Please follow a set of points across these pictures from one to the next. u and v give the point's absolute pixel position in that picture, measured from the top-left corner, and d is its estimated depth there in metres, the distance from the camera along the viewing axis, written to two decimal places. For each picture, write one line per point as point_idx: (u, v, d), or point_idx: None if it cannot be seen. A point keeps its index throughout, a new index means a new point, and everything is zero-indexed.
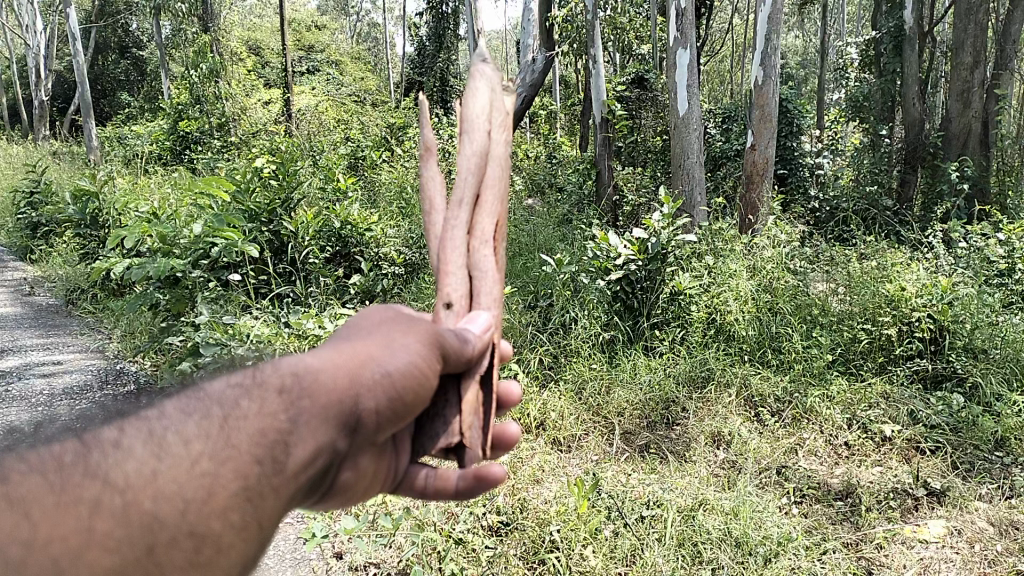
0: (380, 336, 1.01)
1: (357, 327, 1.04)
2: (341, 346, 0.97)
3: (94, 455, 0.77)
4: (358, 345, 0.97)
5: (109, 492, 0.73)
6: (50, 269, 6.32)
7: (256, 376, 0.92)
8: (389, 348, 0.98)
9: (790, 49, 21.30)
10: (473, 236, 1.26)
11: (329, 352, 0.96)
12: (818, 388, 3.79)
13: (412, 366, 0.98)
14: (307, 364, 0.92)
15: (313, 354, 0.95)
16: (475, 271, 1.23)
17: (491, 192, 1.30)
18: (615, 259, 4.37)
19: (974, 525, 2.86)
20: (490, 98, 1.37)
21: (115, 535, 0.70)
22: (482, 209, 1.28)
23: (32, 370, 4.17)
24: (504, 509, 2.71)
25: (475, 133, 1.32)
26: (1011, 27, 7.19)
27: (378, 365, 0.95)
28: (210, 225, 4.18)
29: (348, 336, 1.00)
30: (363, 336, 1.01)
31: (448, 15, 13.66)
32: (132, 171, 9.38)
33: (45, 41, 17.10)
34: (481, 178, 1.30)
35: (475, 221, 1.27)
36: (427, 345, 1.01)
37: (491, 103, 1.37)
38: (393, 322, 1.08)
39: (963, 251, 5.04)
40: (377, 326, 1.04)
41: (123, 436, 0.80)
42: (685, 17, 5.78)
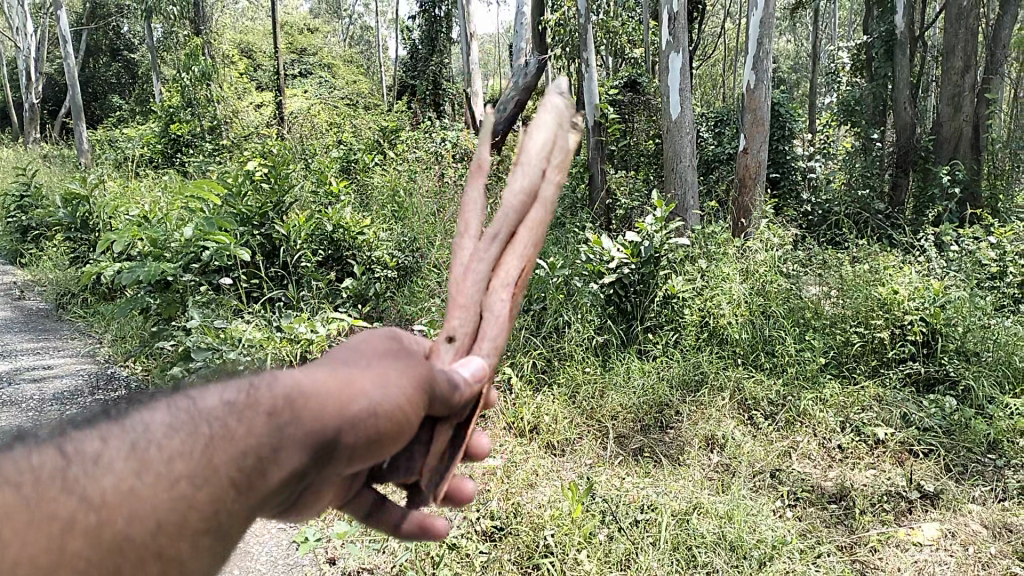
0: (374, 358, 0.80)
1: (357, 340, 0.84)
2: (331, 365, 0.76)
3: (64, 468, 0.61)
4: (352, 366, 0.77)
5: (84, 508, 0.58)
6: (40, 274, 6.27)
7: (240, 386, 0.73)
8: (384, 374, 0.78)
9: (781, 53, 21.44)
10: (495, 274, 1.03)
11: (320, 369, 0.75)
12: (811, 391, 3.79)
13: (404, 401, 0.77)
14: (295, 379, 0.71)
15: (303, 368, 0.75)
16: (488, 310, 1.00)
17: (528, 234, 1.06)
18: (607, 262, 4.36)
19: (968, 527, 2.88)
20: (556, 143, 1.18)
21: (84, 560, 0.55)
22: (515, 247, 1.05)
23: (21, 375, 4.13)
24: (498, 514, 2.69)
25: (530, 172, 1.12)
26: (1001, 32, 7.25)
27: (369, 393, 0.74)
28: (200, 229, 4.13)
29: (345, 356, 0.80)
30: (357, 355, 0.80)
31: (441, 18, 13.66)
32: (123, 174, 9.33)
33: (36, 44, 16.96)
34: (522, 215, 1.08)
35: (501, 259, 1.05)
36: (417, 377, 0.80)
37: (557, 146, 1.18)
38: (395, 342, 0.86)
39: (954, 254, 5.08)
40: (372, 344, 0.83)
41: (101, 446, 0.63)
42: (677, 21, 5.84)
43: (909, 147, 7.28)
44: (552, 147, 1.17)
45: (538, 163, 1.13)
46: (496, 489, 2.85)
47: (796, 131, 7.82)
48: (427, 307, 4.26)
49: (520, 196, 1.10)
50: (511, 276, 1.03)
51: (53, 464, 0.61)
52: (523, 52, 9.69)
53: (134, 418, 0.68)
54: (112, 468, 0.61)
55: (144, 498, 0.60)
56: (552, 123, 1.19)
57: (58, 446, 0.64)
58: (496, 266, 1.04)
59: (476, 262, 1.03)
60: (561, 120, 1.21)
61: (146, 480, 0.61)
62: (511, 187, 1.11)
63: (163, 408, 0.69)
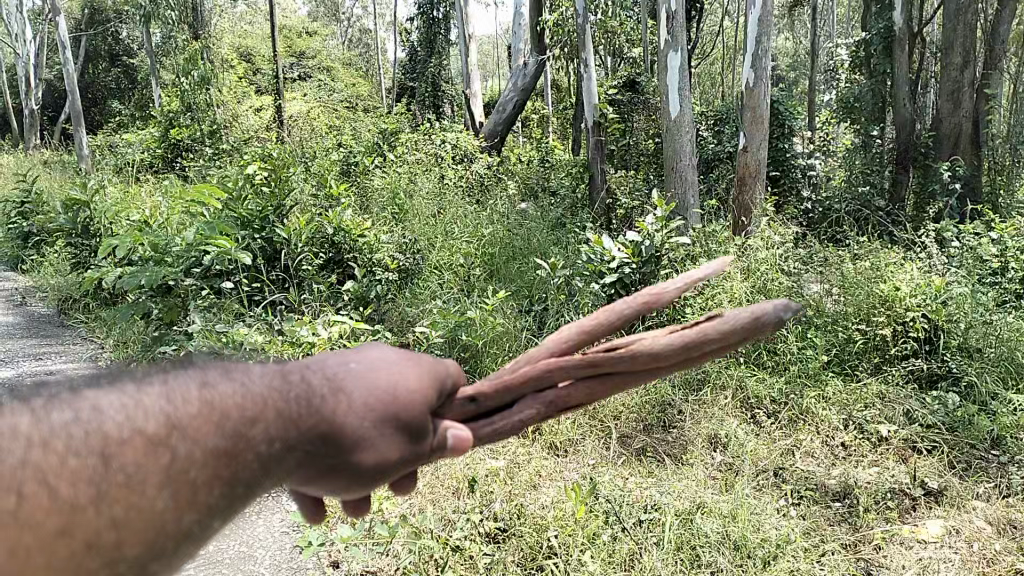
0: (411, 402, 0.65)
1: (415, 364, 0.68)
2: (368, 405, 0.63)
3: (91, 459, 0.47)
4: (383, 419, 0.63)
5: (107, 524, 0.46)
6: (42, 280, 6.28)
7: (282, 385, 0.59)
8: (404, 441, 0.65)
9: (778, 50, 21.41)
10: (550, 383, 0.79)
11: (351, 410, 0.62)
12: (813, 388, 3.80)
13: (389, 478, 0.66)
14: (334, 419, 0.60)
15: (343, 398, 0.61)
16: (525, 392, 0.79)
17: (609, 388, 0.79)
18: (608, 262, 4.31)
19: (973, 524, 2.87)
20: (757, 337, 0.74)
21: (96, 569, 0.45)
22: (592, 389, 0.79)
23: (24, 380, 4.18)
24: (502, 515, 2.70)
25: (674, 345, 0.74)
26: (1000, 28, 7.23)
27: (370, 461, 0.63)
28: (202, 233, 4.19)
29: (390, 388, 0.64)
30: (404, 395, 0.65)
31: (439, 20, 13.63)
32: (124, 179, 9.34)
33: (36, 51, 16.95)
34: (625, 368, 0.77)
35: (567, 381, 0.79)
36: (416, 447, 0.67)
37: (745, 340, 0.74)
38: (438, 378, 0.71)
39: (955, 250, 5.08)
40: (424, 382, 0.68)
41: (143, 439, 0.49)
42: (675, 20, 5.83)
43: (909, 144, 7.28)
44: (743, 336, 0.73)
45: (695, 340, 0.73)
46: (500, 489, 2.86)
47: (796, 129, 7.78)
48: (428, 309, 4.27)
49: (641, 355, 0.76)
50: (559, 397, 0.79)
51: (78, 434, 0.48)
52: (521, 53, 9.71)
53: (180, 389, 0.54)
54: (144, 478, 0.48)
55: (168, 521, 0.49)
56: (767, 313, 0.72)
57: (83, 405, 0.50)
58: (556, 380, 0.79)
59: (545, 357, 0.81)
60: (780, 316, 0.73)
61: (175, 500, 0.50)
62: (653, 333, 0.78)
63: (214, 394, 0.55)
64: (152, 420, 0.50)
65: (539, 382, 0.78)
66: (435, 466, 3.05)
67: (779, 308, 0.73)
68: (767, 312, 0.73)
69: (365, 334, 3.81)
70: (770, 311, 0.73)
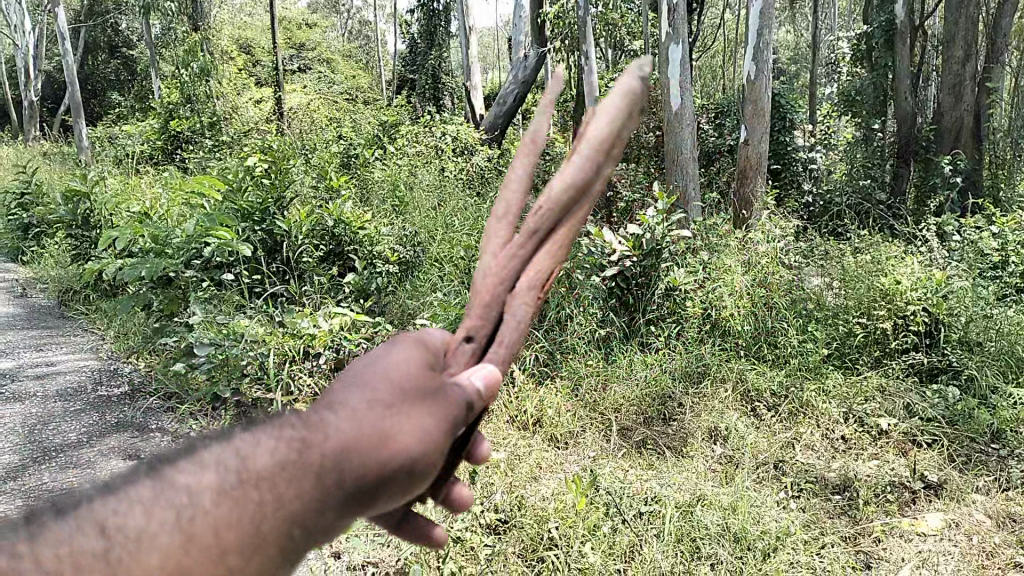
0: (407, 372, 0.60)
1: (394, 347, 0.63)
2: (369, 386, 0.56)
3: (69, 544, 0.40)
4: (393, 396, 0.56)
5: None
6: (42, 272, 6.28)
7: (272, 422, 0.53)
8: (428, 413, 0.58)
9: (779, 43, 21.34)
10: (515, 278, 0.78)
11: (356, 395, 0.55)
12: (813, 382, 3.81)
13: (446, 450, 0.58)
14: (346, 417, 0.53)
15: (341, 402, 0.54)
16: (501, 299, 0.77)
17: (565, 239, 0.80)
18: (609, 254, 4.33)
19: (971, 517, 2.89)
20: (638, 109, 0.83)
21: None
22: (552, 248, 0.80)
23: (25, 371, 4.19)
24: (503, 507, 2.69)
25: (586, 157, 0.79)
26: (1003, 20, 7.17)
27: (411, 438, 0.55)
28: (202, 225, 4.14)
29: (377, 367, 0.59)
30: (400, 369, 0.59)
31: (440, 12, 13.55)
32: (124, 170, 9.33)
33: (35, 43, 16.88)
34: (560, 215, 0.81)
35: (527, 263, 0.79)
36: (449, 418, 0.59)
37: (633, 115, 0.82)
38: (423, 345, 0.67)
39: (956, 244, 5.07)
40: (410, 356, 0.63)
41: (132, 509, 0.43)
42: (676, 13, 5.79)
43: (911, 138, 7.24)
44: (627, 116, 0.82)
45: (602, 142, 0.79)
46: (500, 482, 2.85)
47: (797, 122, 7.78)
48: (429, 302, 4.28)
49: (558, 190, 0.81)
50: (535, 280, 0.78)
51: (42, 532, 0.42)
52: (521, 45, 9.68)
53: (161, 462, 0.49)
54: (152, 536, 0.42)
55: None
56: (632, 86, 0.82)
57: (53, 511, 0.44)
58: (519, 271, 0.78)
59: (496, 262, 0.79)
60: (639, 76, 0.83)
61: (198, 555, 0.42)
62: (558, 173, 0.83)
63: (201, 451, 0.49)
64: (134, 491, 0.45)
65: (512, 279, 0.78)
66: None
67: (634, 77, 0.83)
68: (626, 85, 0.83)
69: (366, 326, 3.80)
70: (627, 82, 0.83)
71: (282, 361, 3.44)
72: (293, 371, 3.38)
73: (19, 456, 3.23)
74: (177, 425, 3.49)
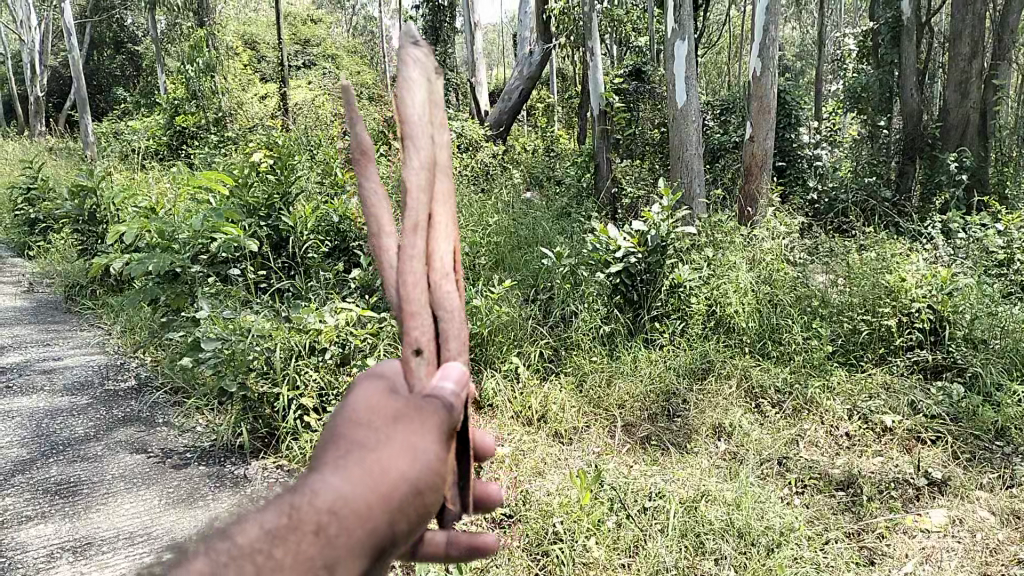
0: (366, 411, 0.62)
1: (359, 391, 0.66)
2: (343, 439, 0.60)
3: None
4: (372, 440, 0.59)
5: None
6: (50, 267, 6.33)
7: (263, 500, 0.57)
8: (414, 436, 0.60)
9: (786, 40, 21.20)
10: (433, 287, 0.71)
11: (332, 453, 0.59)
12: (818, 378, 3.80)
13: (439, 462, 0.60)
14: (334, 475, 0.56)
15: (322, 463, 0.58)
16: (439, 313, 0.70)
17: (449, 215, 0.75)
18: (615, 251, 4.35)
19: (975, 514, 2.88)
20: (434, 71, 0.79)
21: None
22: (442, 228, 0.75)
23: (32, 366, 4.23)
24: (507, 502, 2.73)
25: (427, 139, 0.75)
26: (1010, 18, 7.13)
27: (402, 467, 0.58)
28: (210, 220, 4.15)
29: (345, 418, 0.62)
30: (365, 412, 0.63)
31: (445, 8, 13.53)
32: (131, 166, 9.36)
33: (41, 38, 16.92)
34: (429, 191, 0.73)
35: (431, 257, 0.72)
36: (438, 436, 0.62)
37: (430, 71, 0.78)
38: (378, 383, 0.67)
39: (961, 242, 5.03)
40: (375, 392, 0.65)
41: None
42: (682, 9, 5.75)
43: (916, 135, 7.21)
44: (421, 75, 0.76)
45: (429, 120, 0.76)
46: (505, 476, 2.90)
47: (801, 119, 7.78)
48: None
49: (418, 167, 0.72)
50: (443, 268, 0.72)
51: None
52: (527, 41, 9.65)
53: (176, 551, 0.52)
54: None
55: None
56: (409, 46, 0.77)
57: None
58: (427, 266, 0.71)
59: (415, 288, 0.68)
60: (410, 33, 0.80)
61: None
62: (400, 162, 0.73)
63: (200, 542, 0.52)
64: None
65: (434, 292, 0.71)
66: None
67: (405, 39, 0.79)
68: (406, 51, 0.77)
69: (371, 321, 3.81)
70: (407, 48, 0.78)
71: (288, 357, 3.45)
72: (300, 367, 3.40)
73: (29, 449, 3.28)
74: (183, 420, 3.53)
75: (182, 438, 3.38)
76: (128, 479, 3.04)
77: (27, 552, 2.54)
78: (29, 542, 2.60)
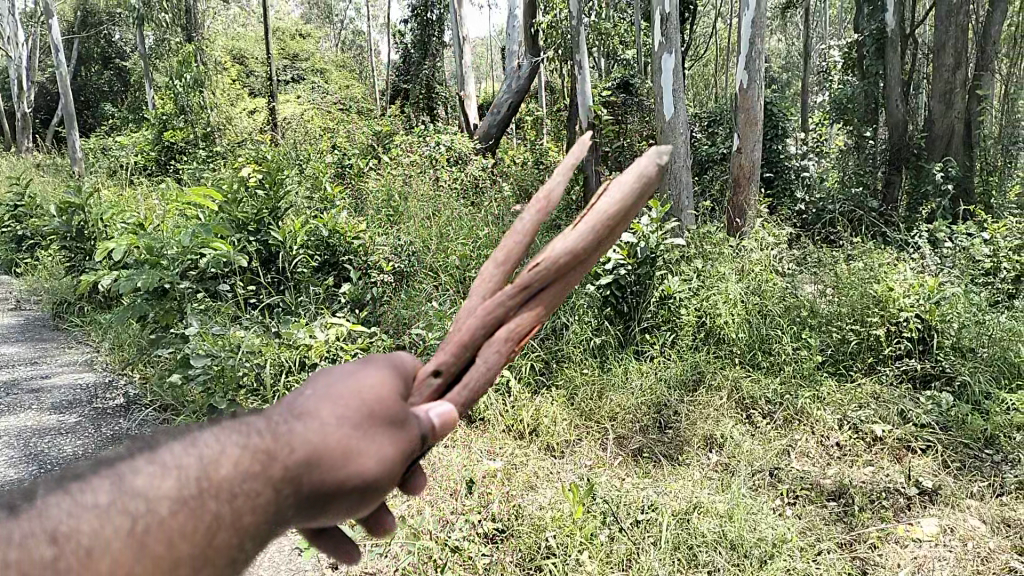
0: (378, 393, 0.65)
1: (369, 368, 0.69)
2: (337, 401, 0.62)
3: (40, 545, 0.43)
4: (361, 423, 0.62)
5: None
6: (37, 284, 6.26)
7: (241, 424, 0.58)
8: (390, 437, 0.64)
9: (771, 52, 21.42)
10: (489, 330, 0.80)
11: (323, 410, 0.61)
12: (808, 389, 3.82)
13: (395, 478, 0.64)
14: (309, 438, 0.58)
15: (311, 416, 0.60)
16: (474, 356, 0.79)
17: (551, 301, 0.81)
18: (604, 263, 4.37)
19: (966, 522, 2.90)
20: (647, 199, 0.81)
21: None
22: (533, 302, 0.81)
23: (19, 385, 4.18)
24: (499, 516, 2.72)
25: (585, 229, 0.79)
26: (991, 30, 7.28)
27: (370, 465, 0.61)
28: (198, 236, 4.10)
29: (356, 388, 0.64)
30: (370, 394, 0.65)
31: (433, 22, 13.58)
32: (119, 182, 9.31)
33: (27, 54, 16.81)
34: (553, 275, 0.81)
35: (511, 315, 0.80)
36: (408, 450, 0.65)
37: (644, 195, 0.80)
38: (393, 374, 0.70)
39: (948, 251, 5.09)
40: (385, 381, 0.68)
41: (94, 511, 0.46)
42: (669, 22, 5.81)
43: (902, 145, 7.31)
44: (638, 195, 0.80)
45: (600, 222, 0.79)
46: (496, 491, 2.87)
47: (788, 131, 7.88)
48: (426, 311, 4.32)
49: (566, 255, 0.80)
50: (510, 332, 0.79)
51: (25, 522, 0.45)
52: (515, 54, 9.76)
53: (132, 459, 0.52)
54: (106, 547, 0.44)
55: None
56: (649, 164, 0.80)
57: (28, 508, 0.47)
58: (502, 319, 0.80)
59: (474, 324, 0.80)
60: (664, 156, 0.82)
61: (149, 560, 0.46)
62: (559, 237, 0.82)
63: (166, 454, 0.53)
64: (101, 493, 0.48)
65: (484, 340, 0.79)
66: (432, 468, 3.05)
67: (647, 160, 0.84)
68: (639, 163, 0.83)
69: (361, 336, 3.82)
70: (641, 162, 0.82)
71: (278, 372, 3.45)
72: (290, 382, 3.40)
73: (18, 469, 3.23)
74: None
75: None
76: None
77: None
78: None
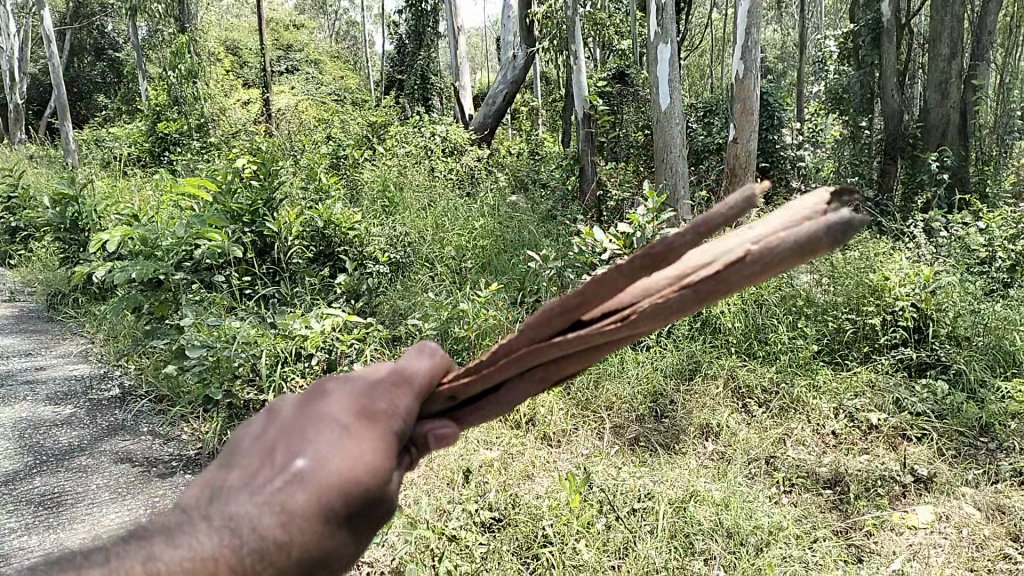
0: (363, 485, 0.75)
1: (364, 439, 0.77)
2: (323, 495, 0.72)
3: None
4: (341, 519, 0.73)
5: None
6: (31, 276, 6.23)
7: (235, 523, 0.70)
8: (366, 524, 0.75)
9: (768, 41, 21.33)
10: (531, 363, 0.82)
11: (312, 505, 0.72)
12: (804, 378, 3.83)
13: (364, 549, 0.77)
14: (294, 543, 0.70)
15: (298, 514, 0.71)
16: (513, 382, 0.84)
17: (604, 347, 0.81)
18: (600, 254, 4.28)
19: (961, 510, 2.92)
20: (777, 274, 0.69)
21: None
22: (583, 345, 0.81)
23: (15, 376, 4.17)
24: (496, 505, 2.71)
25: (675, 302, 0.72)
26: (986, 19, 7.27)
27: (347, 550, 0.74)
28: (192, 227, 4.06)
29: (344, 475, 0.74)
30: (357, 484, 0.74)
31: (428, 12, 13.50)
32: (112, 173, 9.24)
33: (19, 45, 16.64)
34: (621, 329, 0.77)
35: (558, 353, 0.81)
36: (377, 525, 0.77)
37: (774, 272, 0.68)
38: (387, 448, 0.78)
39: (943, 240, 5.11)
40: (375, 462, 0.76)
41: None
42: (665, 11, 5.76)
43: (898, 135, 7.30)
44: (773, 269, 0.68)
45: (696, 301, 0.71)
46: (493, 480, 2.87)
47: (784, 121, 7.86)
48: (422, 302, 4.31)
49: (651, 315, 0.73)
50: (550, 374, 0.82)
51: None
52: (511, 44, 9.72)
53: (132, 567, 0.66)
54: None
55: None
56: (816, 239, 0.65)
57: None
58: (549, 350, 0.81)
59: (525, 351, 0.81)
60: (854, 211, 0.67)
61: None
62: (646, 280, 0.75)
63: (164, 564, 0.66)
64: None
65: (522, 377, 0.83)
66: (428, 458, 3.05)
67: (821, 193, 0.70)
68: (811, 206, 0.69)
69: (357, 327, 3.80)
70: (813, 206, 0.69)
71: (274, 363, 3.43)
72: (287, 373, 3.38)
73: (14, 460, 3.22)
74: (168, 428, 3.45)
75: (167, 446, 3.30)
76: (112, 488, 2.98)
77: (10, 565, 2.47)
78: (13, 554, 2.54)
